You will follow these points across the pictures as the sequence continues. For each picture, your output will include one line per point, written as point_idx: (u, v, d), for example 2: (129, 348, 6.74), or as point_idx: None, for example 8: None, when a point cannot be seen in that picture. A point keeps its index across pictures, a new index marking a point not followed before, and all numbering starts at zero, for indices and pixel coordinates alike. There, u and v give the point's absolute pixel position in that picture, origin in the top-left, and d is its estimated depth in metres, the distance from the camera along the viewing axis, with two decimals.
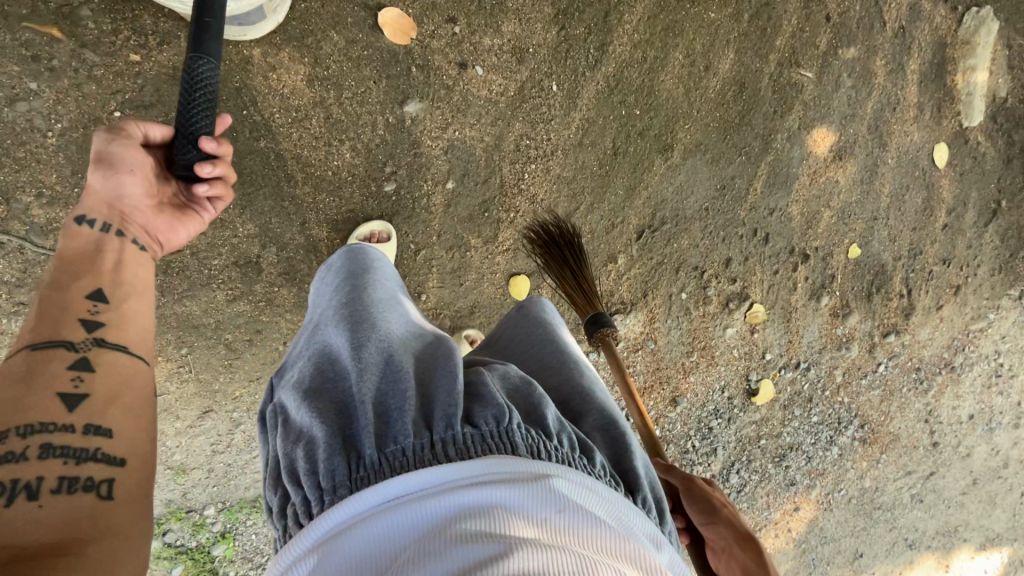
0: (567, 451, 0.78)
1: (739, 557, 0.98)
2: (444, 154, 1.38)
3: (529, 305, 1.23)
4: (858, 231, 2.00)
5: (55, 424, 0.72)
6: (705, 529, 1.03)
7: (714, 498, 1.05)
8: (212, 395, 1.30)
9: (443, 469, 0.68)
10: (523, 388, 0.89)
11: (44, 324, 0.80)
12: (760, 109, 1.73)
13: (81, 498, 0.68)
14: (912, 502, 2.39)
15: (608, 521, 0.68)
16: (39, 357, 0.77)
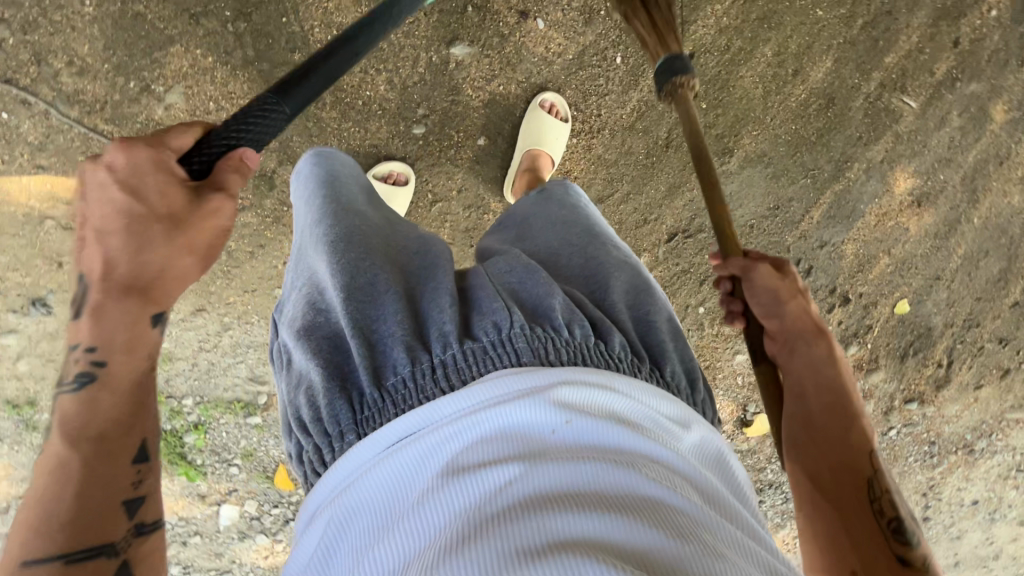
0: (579, 341, 0.74)
1: (805, 355, 0.85)
2: (483, 108, 1.31)
3: (553, 186, 1.14)
4: (913, 287, 1.82)
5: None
6: (766, 323, 0.87)
7: (795, 288, 0.88)
8: (208, 296, 1.33)
9: (440, 403, 0.65)
10: (524, 280, 0.82)
11: (80, 515, 0.64)
12: (842, 132, 1.56)
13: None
14: None
15: (626, 421, 0.65)
16: (60, 567, 0.62)
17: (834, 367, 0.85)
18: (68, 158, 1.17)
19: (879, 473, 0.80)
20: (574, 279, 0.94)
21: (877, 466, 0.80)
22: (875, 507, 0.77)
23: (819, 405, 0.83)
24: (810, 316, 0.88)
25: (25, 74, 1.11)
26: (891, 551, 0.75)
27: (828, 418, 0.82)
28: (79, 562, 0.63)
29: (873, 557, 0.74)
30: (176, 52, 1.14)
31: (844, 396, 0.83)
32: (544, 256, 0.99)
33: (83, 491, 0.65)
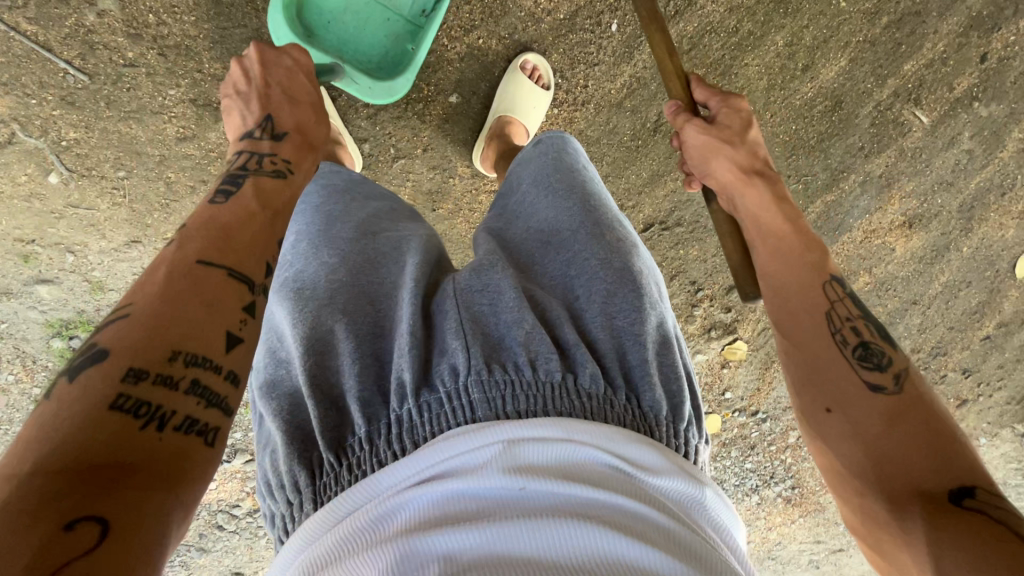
0: (544, 381, 0.66)
1: (759, 185, 0.93)
2: (459, 61, 1.21)
3: (548, 141, 1.00)
4: (889, 308, 1.80)
5: (211, 359, 0.58)
6: (729, 152, 0.95)
7: (728, 136, 0.97)
8: (143, 228, 1.23)
9: (389, 472, 0.60)
10: (488, 305, 0.74)
11: (235, 241, 0.68)
12: (845, 139, 1.47)
13: (192, 442, 0.55)
14: (807, 564, 2.39)
15: (588, 474, 0.60)
16: (217, 277, 0.63)
17: (776, 207, 0.91)
18: None
19: (839, 303, 0.82)
20: (557, 281, 0.83)
21: (834, 297, 0.83)
22: (839, 338, 0.79)
23: (766, 247, 0.88)
24: (743, 157, 0.96)
25: None
26: (860, 377, 0.76)
27: (773, 256, 0.88)
28: (234, 282, 0.64)
29: (839, 390, 0.75)
30: None
31: (787, 237, 0.88)
32: (526, 254, 0.88)
33: (249, 235, 0.70)
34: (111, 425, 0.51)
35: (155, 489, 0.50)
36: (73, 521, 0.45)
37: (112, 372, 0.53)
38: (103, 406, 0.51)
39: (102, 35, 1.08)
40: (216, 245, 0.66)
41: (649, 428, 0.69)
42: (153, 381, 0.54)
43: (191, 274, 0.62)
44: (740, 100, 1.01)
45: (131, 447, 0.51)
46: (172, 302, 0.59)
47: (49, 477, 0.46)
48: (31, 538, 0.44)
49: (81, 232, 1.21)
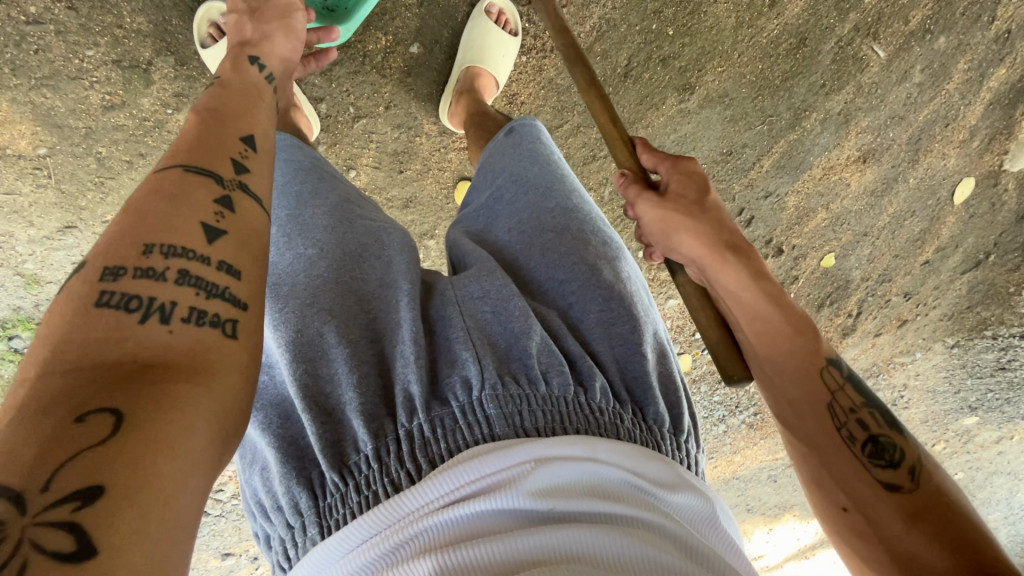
0: (558, 396, 0.65)
1: (734, 268, 0.84)
2: (417, 8, 1.12)
3: (520, 129, 1.01)
4: (842, 242, 1.92)
5: (193, 250, 0.53)
6: (699, 228, 0.86)
7: (686, 205, 0.87)
8: (76, 212, 1.10)
9: (407, 496, 0.57)
10: (492, 315, 0.73)
11: (197, 143, 0.63)
12: (808, 77, 1.47)
13: (206, 333, 0.50)
14: (766, 479, 2.61)
15: (609, 493, 0.59)
16: (177, 174, 0.59)
17: (758, 287, 0.84)
18: None
19: (839, 396, 0.80)
20: (550, 286, 0.82)
21: (835, 388, 0.81)
22: (846, 434, 0.78)
23: (759, 339, 0.83)
24: (710, 231, 0.85)
25: None
26: (873, 477, 0.76)
27: (766, 347, 0.83)
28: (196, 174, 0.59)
29: (856, 489, 0.77)
30: None
31: (774, 318, 0.83)
32: (514, 255, 0.86)
33: (207, 136, 0.64)
34: (102, 321, 0.46)
35: (175, 382, 0.45)
36: (84, 411, 0.41)
37: (90, 276, 0.49)
38: (89, 306, 0.47)
39: None
40: (171, 154, 0.61)
41: (657, 441, 0.69)
42: (134, 275, 0.50)
43: (152, 179, 0.58)
44: (692, 162, 0.92)
45: (135, 341, 0.46)
46: (134, 208, 0.55)
47: (49, 376, 0.42)
48: (37, 427, 0.39)
49: (3, 220, 1.08)
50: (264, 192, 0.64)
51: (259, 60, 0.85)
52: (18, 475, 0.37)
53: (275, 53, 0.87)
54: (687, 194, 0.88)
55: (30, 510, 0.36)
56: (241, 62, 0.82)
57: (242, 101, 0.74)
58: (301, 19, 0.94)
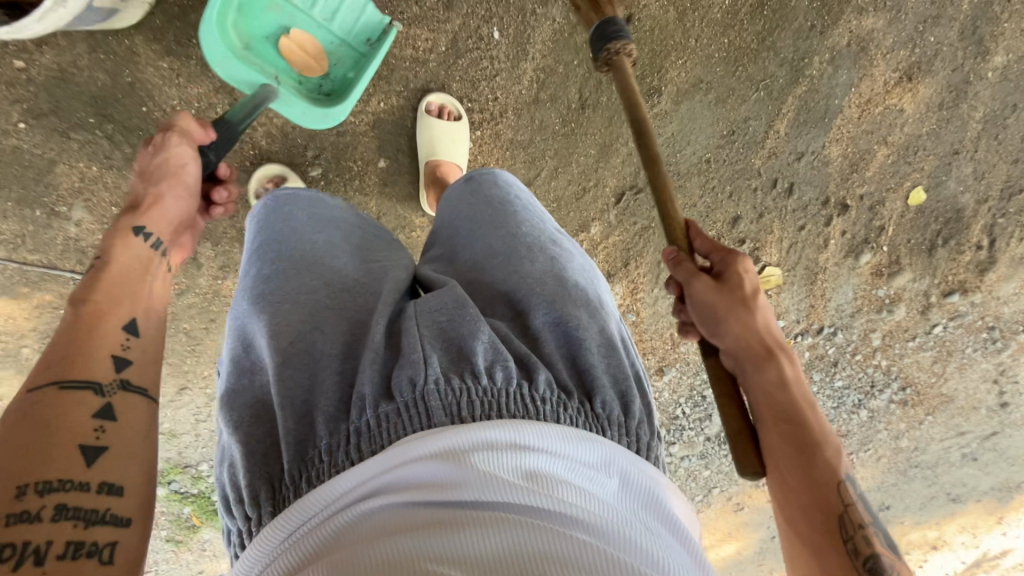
0: (500, 388, 0.68)
1: (772, 359, 0.78)
2: (371, 130, 1.27)
3: (479, 178, 1.07)
4: (927, 171, 1.62)
5: (71, 481, 0.57)
6: (734, 316, 0.79)
7: (735, 299, 0.80)
8: (185, 374, 1.44)
9: (342, 479, 0.61)
10: (454, 319, 0.77)
11: (69, 353, 0.65)
12: (790, 27, 1.34)
13: (84, 564, 0.55)
14: (962, 459, 2.22)
15: (536, 476, 0.61)
16: (53, 392, 0.61)
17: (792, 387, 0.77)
18: (15, 295, 1.23)
19: (850, 510, 0.69)
20: (502, 298, 0.87)
21: (847, 499, 0.70)
22: (850, 549, 0.67)
23: (777, 428, 0.75)
24: (749, 327, 0.79)
25: None
26: None
27: (784, 445, 0.74)
28: (78, 391, 0.62)
29: None
30: (63, 170, 1.15)
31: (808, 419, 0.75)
32: (470, 275, 0.93)
33: (81, 339, 0.66)
34: None
35: None
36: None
37: None
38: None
39: (86, 241, 1.21)
40: (41, 369, 0.63)
41: (602, 428, 0.71)
42: (10, 524, 0.53)
43: (25, 405, 0.60)
44: (749, 261, 0.84)
45: None
46: (2, 443, 0.57)
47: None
48: None
49: None
50: (147, 382, 0.69)
51: (145, 228, 0.81)
52: None
53: (165, 215, 0.83)
54: (743, 289, 0.81)
55: None
56: (127, 235, 0.79)
57: (135, 269, 0.77)
58: (193, 164, 0.88)
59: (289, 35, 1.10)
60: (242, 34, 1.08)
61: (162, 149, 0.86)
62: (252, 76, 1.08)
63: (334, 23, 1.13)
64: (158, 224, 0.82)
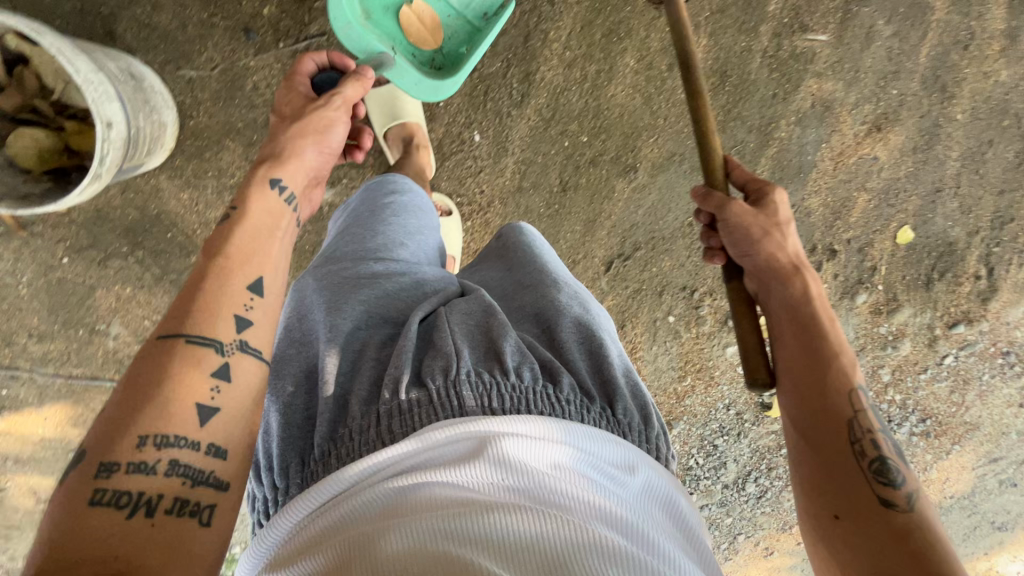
0: (527, 386, 0.74)
1: (799, 278, 0.88)
2: None
3: (507, 233, 1.11)
4: (912, 210, 1.64)
5: (186, 438, 0.64)
6: (766, 241, 0.90)
7: (768, 222, 0.91)
8: None
9: (379, 457, 0.65)
10: (482, 319, 0.84)
11: (200, 308, 0.71)
12: (752, 98, 1.43)
13: (184, 523, 0.61)
14: (1000, 486, 2.14)
15: (563, 468, 0.65)
16: (180, 345, 0.68)
17: (814, 306, 0.86)
18: (63, 405, 1.36)
19: (860, 415, 0.79)
20: (529, 313, 0.91)
21: (856, 409, 0.80)
22: (857, 451, 0.77)
23: (796, 339, 0.84)
24: (780, 251, 0.90)
25: (3, 356, 1.30)
26: (874, 493, 0.74)
27: (804, 355, 0.83)
28: (201, 347, 0.69)
29: (853, 499, 0.75)
30: (101, 294, 1.29)
31: (829, 331, 0.84)
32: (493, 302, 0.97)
33: (209, 293, 0.73)
34: (96, 521, 0.57)
35: None
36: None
37: (87, 472, 0.59)
38: (85, 507, 0.57)
39: (124, 352, 1.34)
40: (173, 318, 0.70)
41: (622, 432, 0.76)
42: (130, 471, 0.60)
43: (154, 354, 0.67)
44: (780, 191, 0.95)
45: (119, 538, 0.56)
46: (135, 389, 0.64)
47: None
48: None
49: None
50: (261, 347, 0.75)
51: (282, 180, 0.89)
52: None
53: (300, 169, 0.91)
54: (777, 217, 0.92)
55: None
56: (263, 184, 0.87)
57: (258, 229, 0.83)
58: (341, 128, 0.97)
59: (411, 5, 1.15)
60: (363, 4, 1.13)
61: (317, 108, 0.95)
62: (372, 47, 1.13)
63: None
64: (291, 178, 0.90)
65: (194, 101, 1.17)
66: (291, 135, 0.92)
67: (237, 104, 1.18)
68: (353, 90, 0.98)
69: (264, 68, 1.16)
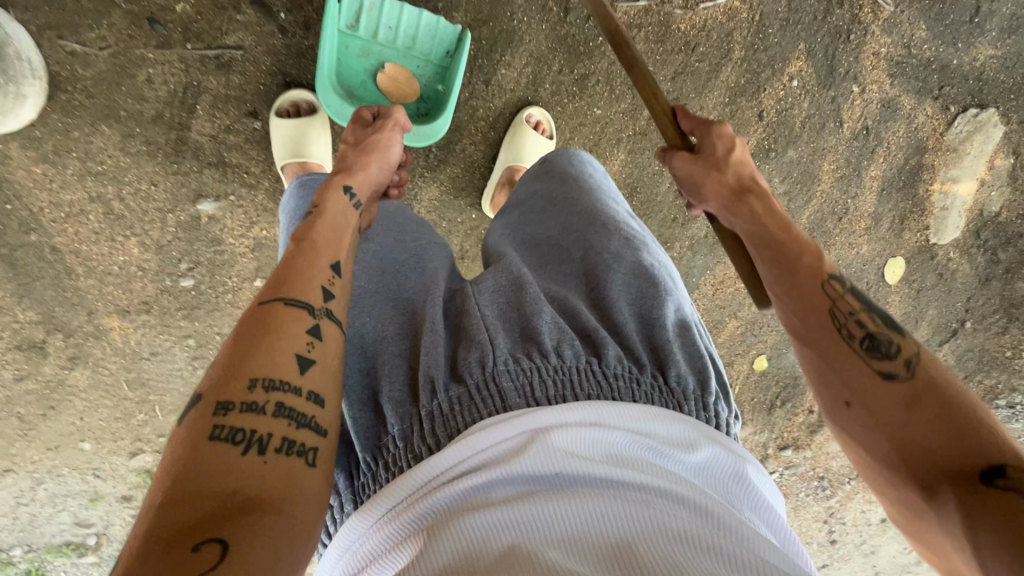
0: (570, 365, 0.70)
1: (748, 203, 0.88)
2: (251, 253, 1.27)
3: (556, 157, 1.08)
4: (769, 342, 1.79)
5: (289, 382, 0.62)
6: (711, 179, 0.91)
7: (714, 162, 0.92)
8: (10, 457, 1.34)
9: (428, 463, 0.62)
10: (513, 297, 0.80)
11: (295, 277, 0.71)
12: (654, 217, 1.51)
13: (294, 461, 0.58)
14: None
15: (615, 454, 0.62)
16: (278, 308, 0.67)
17: (772, 219, 0.86)
18: None
19: (838, 300, 0.76)
20: (573, 275, 0.88)
21: (835, 295, 0.76)
22: (844, 334, 0.73)
23: (762, 257, 0.83)
24: (727, 180, 0.91)
25: None
26: (873, 369, 0.69)
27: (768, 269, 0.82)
28: (296, 308, 0.68)
29: (855, 381, 0.70)
30: None
31: (787, 241, 0.82)
32: (545, 250, 0.94)
33: (304, 267, 0.73)
34: (214, 456, 0.55)
35: (262, 512, 0.53)
36: (201, 541, 0.49)
37: (205, 411, 0.58)
38: (204, 439, 0.56)
39: None
40: (272, 286, 0.70)
41: (677, 402, 0.71)
42: (242, 410, 0.58)
43: (256, 313, 0.67)
44: (723, 125, 0.95)
45: (233, 474, 0.54)
46: (236, 345, 0.63)
47: (171, 510, 0.51)
48: (165, 561, 0.48)
49: None
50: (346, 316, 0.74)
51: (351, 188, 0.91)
52: None
53: (367, 179, 0.95)
54: (717, 155, 0.93)
55: None
56: (336, 190, 0.89)
57: (334, 226, 0.82)
58: (396, 147, 1.03)
59: (382, 70, 1.17)
60: (345, 85, 1.16)
61: (378, 132, 1.01)
62: None
63: (415, 45, 1.18)
64: (360, 187, 0.92)
65: (72, 75, 1.06)
66: (355, 155, 0.97)
67: (122, 91, 1.09)
68: (401, 115, 1.06)
69: (163, 63, 1.08)
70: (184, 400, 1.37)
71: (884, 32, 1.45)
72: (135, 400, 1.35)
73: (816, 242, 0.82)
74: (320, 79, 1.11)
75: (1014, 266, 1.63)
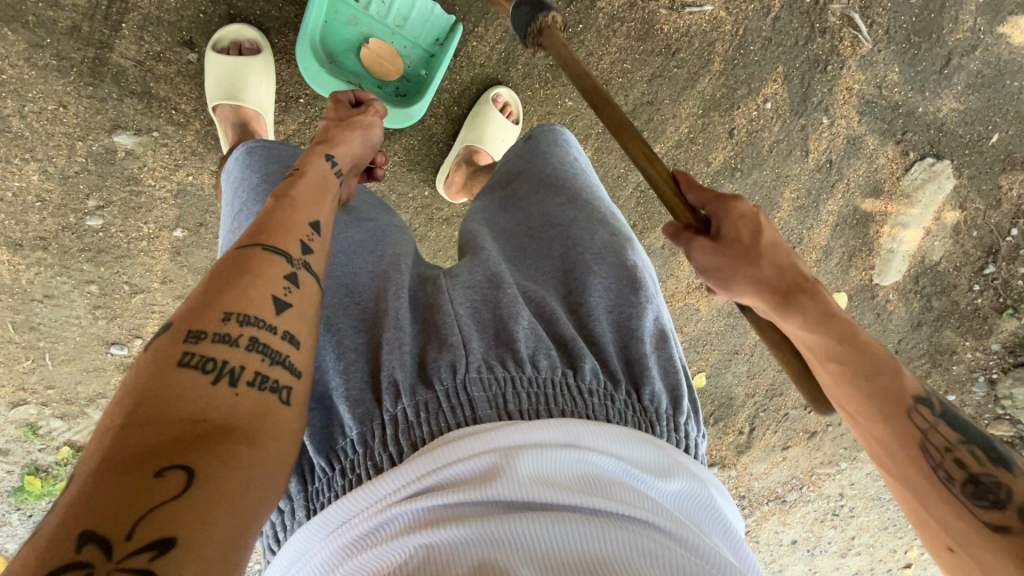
0: (546, 378, 0.63)
1: (799, 305, 0.72)
2: (173, 199, 1.15)
3: (539, 135, 1.02)
4: (710, 361, 1.76)
5: (265, 319, 0.55)
6: (750, 268, 0.75)
7: (742, 252, 0.76)
8: None
9: (389, 477, 0.55)
10: (489, 297, 0.73)
11: (277, 218, 0.65)
12: None
13: (268, 398, 0.52)
14: None
15: (592, 478, 0.56)
16: (259, 252, 0.60)
17: (825, 327, 0.70)
18: None
19: (928, 434, 0.63)
20: (552, 274, 0.81)
21: (923, 425, 0.64)
22: (941, 475, 0.61)
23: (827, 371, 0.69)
24: (766, 272, 0.74)
25: None
26: (977, 520, 0.58)
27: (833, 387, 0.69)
28: (274, 251, 0.60)
29: (959, 531, 0.59)
30: None
31: (847, 354, 0.68)
32: (525, 241, 0.86)
33: (287, 212, 0.66)
34: (180, 383, 0.48)
35: (234, 443, 0.47)
36: (164, 466, 0.43)
37: (174, 337, 0.52)
38: (172, 367, 0.49)
39: None
40: (254, 226, 0.63)
41: (649, 423, 0.66)
42: (215, 339, 0.52)
43: (231, 257, 0.59)
44: (745, 200, 0.78)
45: (204, 401, 0.48)
46: (213, 280, 0.57)
47: (130, 432, 0.44)
48: (124, 478, 0.42)
49: None
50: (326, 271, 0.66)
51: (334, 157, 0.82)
52: (106, 521, 0.40)
53: (351, 154, 0.85)
54: (745, 238, 0.76)
55: (115, 557, 0.39)
56: (317, 156, 0.79)
57: (317, 181, 0.74)
58: (380, 130, 0.94)
59: (367, 44, 1.13)
60: (327, 49, 1.13)
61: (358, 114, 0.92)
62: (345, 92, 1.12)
63: (406, 26, 1.14)
64: (343, 159, 0.83)
65: None
66: (335, 130, 0.88)
67: None
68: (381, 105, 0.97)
69: None
70: (76, 353, 1.22)
71: (860, 68, 1.46)
72: (20, 344, 1.19)
73: (877, 343, 0.69)
74: (302, 42, 1.08)
75: (944, 315, 1.67)
